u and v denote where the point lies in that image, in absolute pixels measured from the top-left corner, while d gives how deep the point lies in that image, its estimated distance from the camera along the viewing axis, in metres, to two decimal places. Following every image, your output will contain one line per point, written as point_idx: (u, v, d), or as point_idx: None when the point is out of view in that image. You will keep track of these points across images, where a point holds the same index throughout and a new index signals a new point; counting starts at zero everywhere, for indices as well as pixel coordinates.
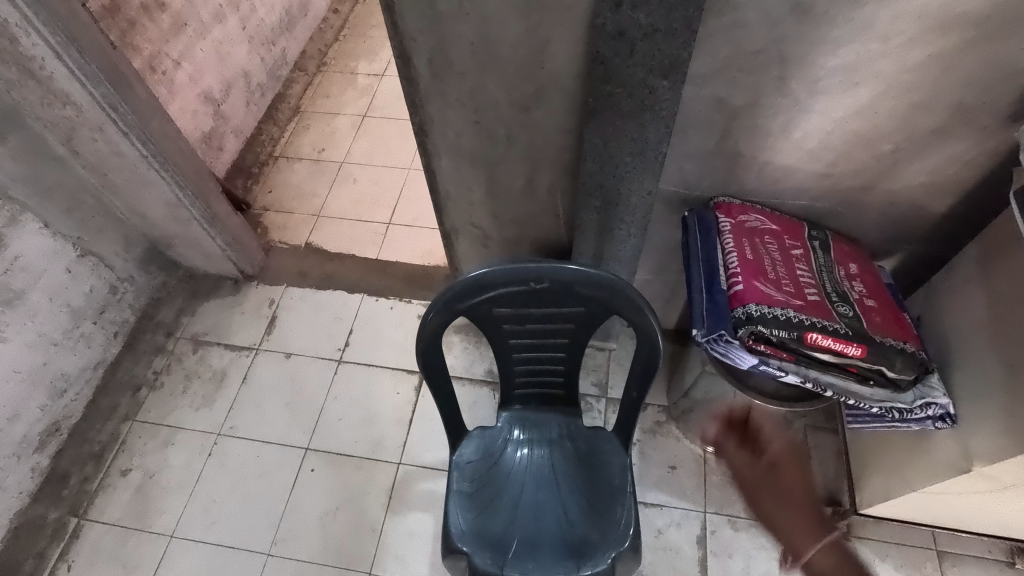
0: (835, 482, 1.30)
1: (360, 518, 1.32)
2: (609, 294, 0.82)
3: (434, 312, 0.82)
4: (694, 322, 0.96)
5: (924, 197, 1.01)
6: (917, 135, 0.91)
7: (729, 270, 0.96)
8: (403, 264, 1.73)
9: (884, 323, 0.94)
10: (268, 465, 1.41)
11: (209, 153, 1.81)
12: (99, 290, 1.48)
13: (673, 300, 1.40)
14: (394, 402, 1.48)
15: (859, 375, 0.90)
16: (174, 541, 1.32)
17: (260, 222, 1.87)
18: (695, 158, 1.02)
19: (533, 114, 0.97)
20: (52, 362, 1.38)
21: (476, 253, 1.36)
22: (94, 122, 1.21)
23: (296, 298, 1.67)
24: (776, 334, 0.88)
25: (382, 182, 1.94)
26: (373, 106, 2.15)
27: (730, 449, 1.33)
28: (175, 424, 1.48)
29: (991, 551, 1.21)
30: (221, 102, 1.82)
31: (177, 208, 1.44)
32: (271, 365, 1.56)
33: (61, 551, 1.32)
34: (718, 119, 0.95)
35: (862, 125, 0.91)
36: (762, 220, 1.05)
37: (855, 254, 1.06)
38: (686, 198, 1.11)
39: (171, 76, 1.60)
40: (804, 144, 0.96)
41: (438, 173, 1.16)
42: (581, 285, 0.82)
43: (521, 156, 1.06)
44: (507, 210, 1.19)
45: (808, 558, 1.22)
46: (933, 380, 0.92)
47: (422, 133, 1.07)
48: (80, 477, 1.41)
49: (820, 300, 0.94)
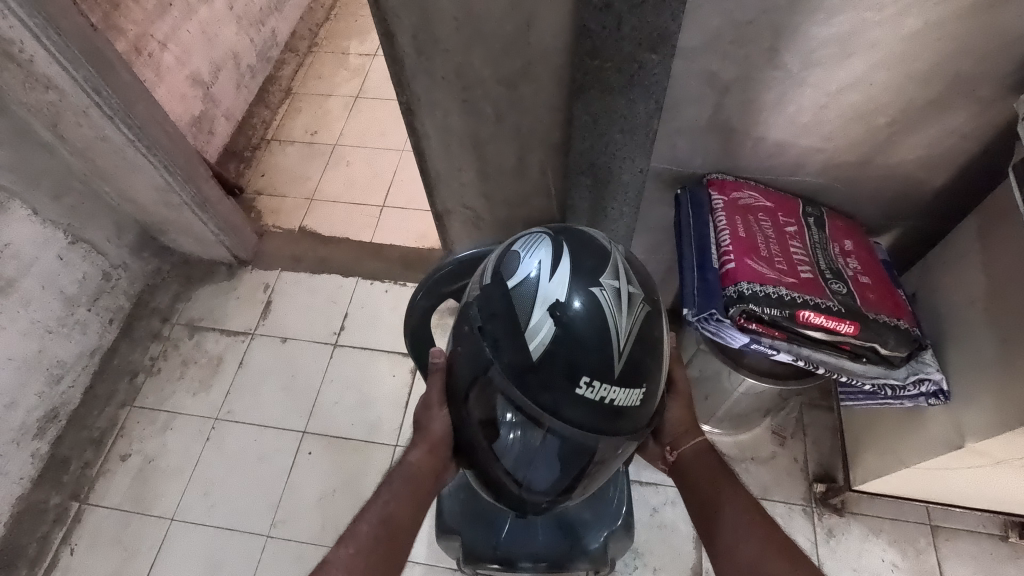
0: (830, 459, 1.31)
1: (358, 499, 1.34)
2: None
3: (420, 294, 0.81)
4: (686, 301, 0.95)
5: (921, 171, 0.99)
6: (914, 107, 0.89)
7: (721, 248, 0.95)
8: (397, 246, 1.72)
9: (878, 300, 0.93)
10: (266, 448, 1.42)
11: (199, 137, 1.79)
12: (92, 277, 1.47)
13: (668, 279, 1.39)
14: (390, 385, 1.49)
15: (852, 353, 0.89)
16: (174, 524, 1.33)
17: (254, 206, 1.86)
18: (687, 134, 1.01)
19: (521, 92, 0.95)
20: (48, 349, 1.38)
21: (469, 235, 1.35)
22: (79, 107, 1.19)
23: (291, 282, 1.67)
24: (768, 312, 0.87)
25: (375, 164, 1.92)
26: (365, 87, 2.12)
27: (725, 427, 1.33)
28: (173, 409, 1.49)
29: (984, 525, 1.22)
30: (210, 84, 1.80)
31: (167, 193, 1.43)
32: (267, 350, 1.56)
33: (63, 535, 1.34)
34: (710, 94, 0.93)
35: (857, 98, 0.89)
36: (756, 197, 1.03)
37: (850, 230, 1.05)
38: (679, 175, 1.10)
39: (158, 58, 1.58)
40: (798, 118, 0.94)
41: (428, 154, 1.14)
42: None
43: (511, 135, 1.04)
44: (499, 190, 1.18)
45: (802, 533, 1.23)
46: (926, 356, 0.91)
47: (410, 113, 1.06)
48: (80, 462, 1.42)
49: (813, 277, 0.93)
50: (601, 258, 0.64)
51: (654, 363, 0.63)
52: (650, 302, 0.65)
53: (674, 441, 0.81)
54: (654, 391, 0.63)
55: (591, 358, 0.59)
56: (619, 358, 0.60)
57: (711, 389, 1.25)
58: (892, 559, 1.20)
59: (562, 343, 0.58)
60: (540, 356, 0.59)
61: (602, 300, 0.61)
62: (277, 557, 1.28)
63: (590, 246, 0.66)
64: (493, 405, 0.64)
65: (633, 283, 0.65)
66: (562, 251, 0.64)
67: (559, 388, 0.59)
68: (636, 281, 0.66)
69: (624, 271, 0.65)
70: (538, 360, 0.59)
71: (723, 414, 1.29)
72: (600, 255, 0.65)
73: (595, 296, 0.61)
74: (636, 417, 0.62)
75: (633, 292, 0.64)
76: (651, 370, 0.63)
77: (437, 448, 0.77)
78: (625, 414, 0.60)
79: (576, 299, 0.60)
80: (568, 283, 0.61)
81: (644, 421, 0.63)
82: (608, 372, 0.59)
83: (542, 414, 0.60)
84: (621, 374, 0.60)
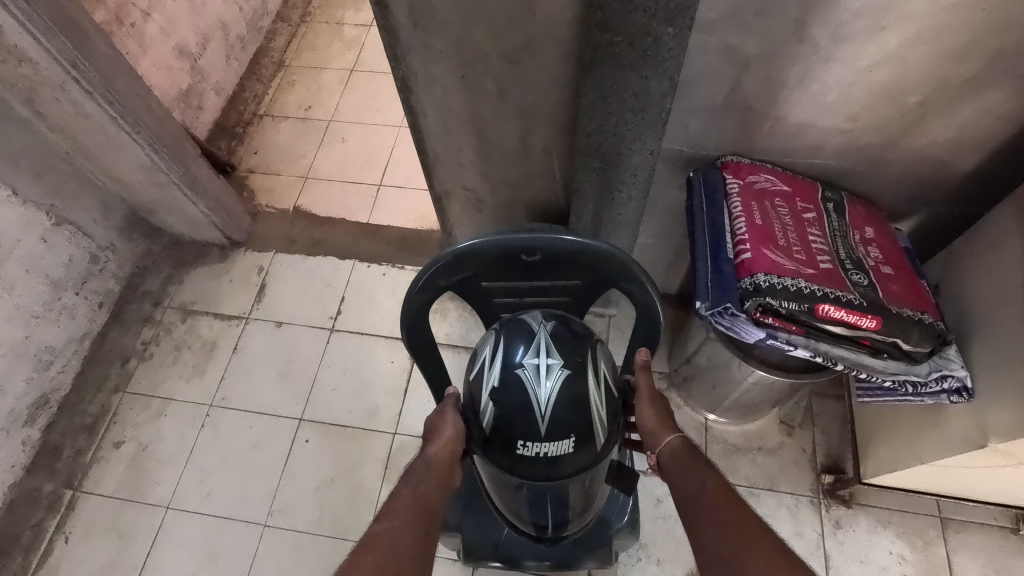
0: (838, 449, 1.28)
1: (356, 488, 1.31)
2: (607, 265, 0.76)
3: (417, 286, 0.76)
4: (698, 293, 0.90)
5: (950, 155, 0.93)
6: (948, 85, 0.83)
7: (736, 236, 0.90)
8: (395, 227, 1.67)
9: (901, 292, 0.88)
10: (262, 436, 1.39)
11: (188, 113, 1.72)
12: (78, 260, 1.42)
13: (676, 264, 1.34)
14: (388, 371, 1.45)
15: (872, 348, 0.85)
16: (170, 513, 1.31)
17: (247, 185, 1.79)
18: (702, 113, 0.94)
19: (525, 67, 0.89)
20: (35, 335, 1.34)
21: (469, 218, 1.29)
22: (55, 81, 1.13)
23: (285, 265, 1.61)
24: (786, 306, 0.82)
25: (372, 141, 1.85)
26: (360, 59, 2.03)
27: (732, 417, 1.30)
28: (167, 395, 1.45)
29: (996, 518, 1.19)
30: (198, 56, 1.72)
31: (154, 172, 1.37)
32: (262, 334, 1.52)
33: (57, 523, 1.32)
34: (728, 70, 0.86)
35: (887, 75, 0.83)
36: (773, 180, 0.97)
37: (871, 217, 0.99)
38: (692, 157, 1.04)
39: (140, 28, 1.50)
40: (821, 97, 0.88)
41: (425, 134, 1.08)
42: (576, 256, 0.76)
43: (513, 113, 0.98)
44: (501, 172, 1.12)
45: (809, 525, 1.21)
46: (951, 352, 0.87)
47: (406, 90, 0.99)
48: (73, 449, 1.39)
49: (833, 268, 0.88)
50: (523, 337, 0.69)
51: (588, 411, 0.67)
52: (579, 358, 0.68)
53: (652, 444, 0.81)
54: (593, 436, 0.67)
55: (521, 427, 0.66)
56: (544, 421, 0.65)
57: (719, 378, 1.21)
58: (900, 551, 1.17)
59: (503, 417, 0.66)
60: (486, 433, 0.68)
61: (525, 379, 0.66)
62: (274, 546, 1.26)
63: (521, 321, 0.71)
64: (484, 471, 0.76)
65: (560, 348, 0.68)
66: (497, 339, 0.70)
67: (503, 458, 0.67)
68: (563, 343, 0.68)
69: (547, 342, 0.68)
70: (488, 435, 0.68)
71: (731, 403, 1.25)
72: (525, 333, 0.69)
73: (518, 376, 0.66)
74: (580, 464, 0.67)
75: (557, 358, 0.67)
76: (587, 420, 0.66)
77: (452, 444, 0.76)
78: (563, 465, 0.66)
79: (503, 382, 0.67)
80: (500, 371, 0.68)
81: (592, 462, 0.68)
82: (537, 436, 0.65)
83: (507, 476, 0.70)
84: (550, 434, 0.65)
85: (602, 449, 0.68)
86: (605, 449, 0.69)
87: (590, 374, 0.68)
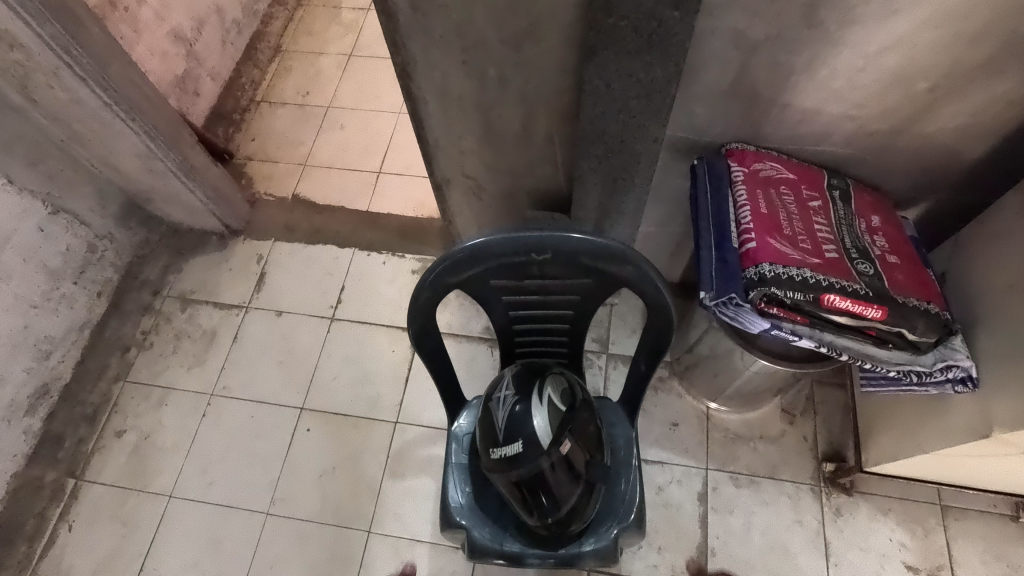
0: (840, 438, 1.28)
1: (358, 477, 1.31)
2: (619, 267, 0.75)
3: (425, 283, 0.75)
4: (702, 283, 0.89)
5: (958, 142, 0.91)
6: (959, 70, 0.81)
7: (742, 225, 0.89)
8: (395, 215, 1.65)
9: (907, 282, 0.87)
10: (264, 425, 1.39)
11: (184, 99, 1.70)
12: (76, 249, 1.41)
13: (679, 253, 1.32)
14: (390, 360, 1.45)
15: (877, 338, 0.84)
16: (173, 502, 1.31)
17: (245, 172, 1.77)
18: (707, 100, 0.93)
19: (527, 53, 0.87)
20: (34, 324, 1.33)
21: (470, 206, 1.28)
22: (48, 67, 1.11)
23: (284, 254, 1.60)
24: (791, 296, 0.81)
25: (371, 127, 1.82)
26: (359, 44, 2.00)
27: (733, 405, 1.30)
28: (168, 384, 1.45)
29: (996, 506, 1.19)
30: (193, 41, 1.69)
31: (150, 160, 1.35)
32: (262, 323, 1.51)
33: (61, 512, 1.32)
34: (735, 56, 0.84)
35: (897, 60, 0.81)
36: (778, 168, 0.96)
37: (878, 206, 0.98)
38: (696, 144, 1.02)
39: (134, 12, 1.47)
40: (829, 83, 0.86)
41: (426, 121, 1.07)
42: (588, 257, 0.75)
43: (515, 100, 0.96)
44: (503, 160, 1.11)
45: (809, 513, 1.21)
46: (956, 342, 0.86)
47: (405, 76, 0.97)
48: (75, 438, 1.39)
49: (839, 258, 0.87)
50: (495, 382, 0.83)
51: (534, 421, 0.74)
52: (529, 383, 0.78)
53: None
54: (536, 437, 0.73)
55: (489, 438, 0.78)
56: (502, 429, 0.76)
57: (721, 367, 1.21)
58: (900, 539, 1.18)
59: (514, 434, 0.74)
60: (503, 455, 0.75)
61: (492, 407, 0.79)
62: (276, 535, 1.26)
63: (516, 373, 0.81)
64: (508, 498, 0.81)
65: (516, 382, 0.80)
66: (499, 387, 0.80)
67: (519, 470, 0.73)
68: (520, 377, 0.80)
69: (508, 379, 0.81)
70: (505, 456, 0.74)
71: (732, 392, 1.25)
72: (499, 378, 0.84)
73: (489, 404, 0.80)
74: (533, 463, 0.72)
75: (512, 389, 0.78)
76: (533, 426, 0.73)
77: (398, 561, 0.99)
78: (516, 465, 0.73)
79: (483, 412, 0.81)
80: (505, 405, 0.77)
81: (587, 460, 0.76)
82: (497, 441, 0.76)
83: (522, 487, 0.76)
84: (504, 437, 0.75)
85: (550, 449, 0.72)
86: (552, 447, 0.72)
87: (535, 395, 0.76)
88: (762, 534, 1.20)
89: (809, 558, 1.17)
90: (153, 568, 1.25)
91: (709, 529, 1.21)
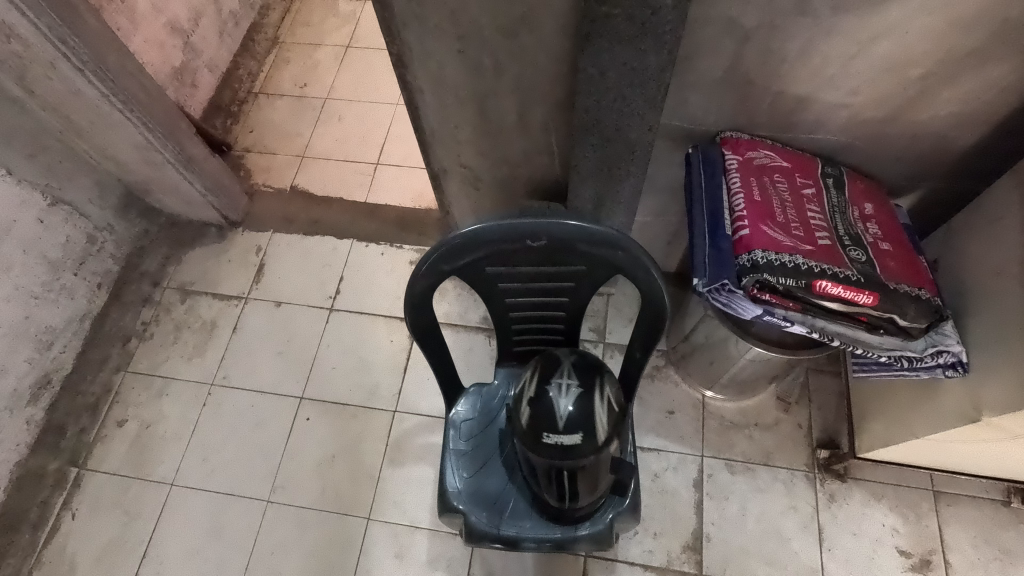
0: (834, 425, 1.29)
1: (357, 465, 1.33)
2: (613, 252, 0.76)
3: (422, 270, 0.76)
4: (695, 270, 0.90)
5: (951, 130, 0.92)
6: (952, 57, 0.82)
7: (735, 213, 0.90)
8: (393, 206, 1.66)
9: (899, 268, 0.88)
10: (263, 414, 1.40)
11: (182, 90, 1.70)
12: (75, 241, 1.42)
13: (675, 242, 1.33)
14: (388, 350, 1.46)
15: (869, 324, 0.85)
16: (174, 490, 1.33)
17: (243, 164, 1.78)
18: (702, 89, 0.93)
19: (522, 42, 0.88)
20: (35, 315, 1.34)
21: (467, 196, 1.28)
22: (45, 58, 1.11)
23: (283, 245, 1.61)
24: (783, 282, 0.82)
25: (369, 119, 1.83)
26: (356, 36, 2.00)
27: (729, 393, 1.31)
28: (168, 374, 1.46)
29: (988, 491, 1.21)
30: (190, 33, 1.69)
31: (148, 151, 1.36)
32: (261, 314, 1.52)
33: (64, 500, 1.34)
34: (729, 43, 0.85)
35: (890, 47, 0.82)
36: (772, 156, 0.97)
37: (871, 193, 0.99)
38: (691, 133, 1.03)
39: (131, 3, 1.47)
40: (822, 70, 0.86)
41: (422, 111, 1.07)
42: (583, 242, 0.75)
43: (510, 89, 0.96)
44: (499, 149, 1.11)
45: (803, 499, 1.22)
46: (947, 327, 0.87)
47: (401, 65, 0.98)
48: (77, 428, 1.41)
49: (831, 245, 0.88)
50: (548, 360, 0.78)
51: (596, 418, 0.73)
52: (592, 377, 0.76)
53: None
54: (596, 433, 0.73)
55: (538, 428, 0.74)
56: (562, 418, 0.73)
57: (716, 355, 1.22)
58: (893, 524, 1.19)
59: (574, 429, 0.73)
60: (558, 448, 0.73)
61: (549, 390, 0.75)
62: (277, 522, 1.28)
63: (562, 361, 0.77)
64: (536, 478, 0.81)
65: (577, 370, 0.77)
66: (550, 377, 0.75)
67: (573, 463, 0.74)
68: (580, 367, 0.77)
69: (569, 365, 0.77)
70: (561, 449, 0.73)
71: (728, 380, 1.26)
72: (551, 358, 0.79)
73: (543, 386, 0.76)
74: (586, 456, 0.73)
75: (574, 378, 0.75)
76: (590, 423, 0.73)
77: None
78: (574, 457, 0.73)
79: (535, 392, 0.76)
80: (562, 399, 0.74)
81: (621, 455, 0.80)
82: (555, 428, 0.73)
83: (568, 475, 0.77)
84: (566, 426, 0.73)
85: (603, 444, 0.74)
86: (607, 444, 0.74)
87: (594, 392, 0.75)
88: (757, 519, 1.21)
89: (803, 543, 1.19)
90: (155, 555, 1.27)
91: (705, 515, 1.22)
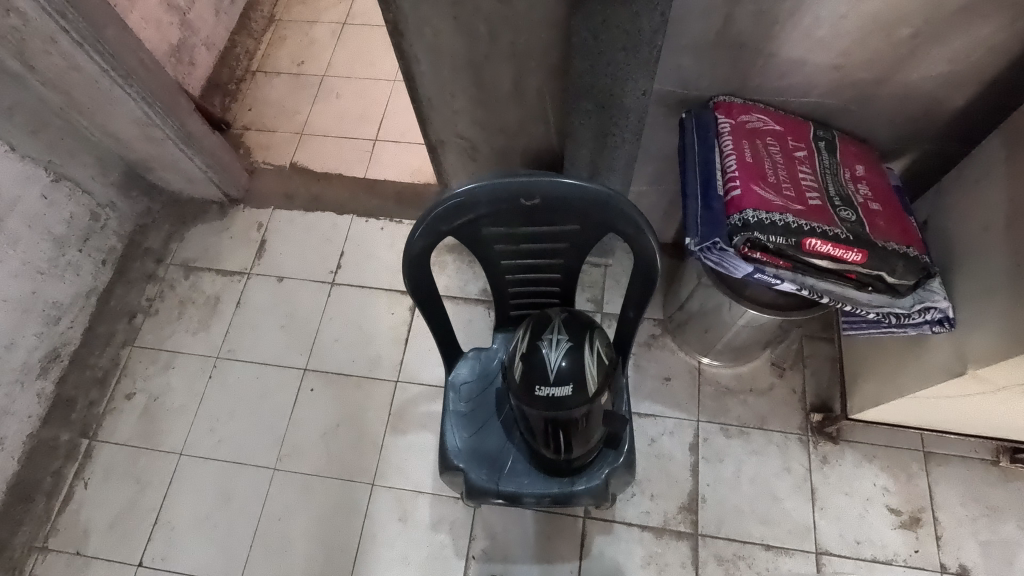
0: (827, 390, 1.32)
1: (360, 434, 1.36)
2: (606, 211, 0.77)
3: (419, 231, 0.78)
4: (688, 231, 0.93)
5: (942, 90, 0.93)
6: (940, 15, 0.83)
7: (727, 174, 0.92)
8: (392, 182, 1.67)
9: (888, 227, 0.90)
10: (268, 386, 1.43)
11: (180, 68, 1.70)
12: (79, 217, 1.44)
13: (671, 212, 1.35)
14: (389, 322, 1.48)
15: (857, 282, 0.87)
16: (183, 459, 1.36)
17: (242, 142, 1.79)
18: (695, 52, 0.94)
19: (516, 7, 0.88)
20: (42, 290, 1.37)
21: (464, 167, 1.30)
22: (44, 33, 1.12)
23: (284, 221, 1.63)
24: (774, 241, 0.84)
25: (367, 95, 1.83)
26: (352, 13, 2.00)
27: (724, 360, 1.34)
28: (174, 348, 1.49)
29: (977, 451, 1.24)
30: (186, 10, 1.69)
31: (148, 128, 1.37)
32: (264, 289, 1.54)
33: (76, 470, 1.38)
34: (720, 5, 0.86)
35: (879, 6, 0.83)
36: (765, 120, 0.98)
37: (862, 155, 1.00)
38: (685, 98, 1.04)
39: None
40: (813, 31, 0.88)
41: (418, 80, 1.08)
42: (576, 202, 0.77)
43: (505, 56, 0.98)
44: (495, 118, 1.12)
45: (797, 461, 1.25)
46: (934, 284, 0.89)
47: (397, 33, 0.99)
48: (86, 401, 1.44)
49: (822, 204, 0.90)
50: (540, 319, 0.82)
51: (585, 370, 0.77)
52: (582, 333, 0.80)
53: None
54: (586, 385, 0.77)
55: (530, 381, 0.78)
56: (553, 370, 0.77)
57: (711, 322, 1.24)
58: (884, 484, 1.22)
59: (561, 381, 0.77)
60: (548, 398, 0.77)
61: (541, 346, 0.78)
62: (284, 488, 1.32)
63: (550, 320, 0.81)
64: (535, 430, 0.85)
65: (567, 327, 0.80)
66: (538, 334, 0.79)
67: (563, 411, 0.78)
68: (570, 323, 0.80)
69: (559, 321, 0.80)
70: (549, 399, 0.77)
71: (723, 346, 1.28)
72: (542, 317, 0.82)
73: (535, 343, 0.79)
74: (576, 406, 0.77)
75: (565, 334, 0.79)
76: (578, 375, 0.77)
77: None
78: (564, 407, 0.77)
79: (527, 348, 0.79)
80: (546, 353, 0.77)
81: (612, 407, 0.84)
82: (546, 380, 0.77)
83: (558, 424, 0.81)
84: (556, 379, 0.77)
85: (592, 395, 0.77)
86: (595, 395, 0.78)
87: (583, 347, 0.78)
88: (751, 481, 1.24)
89: (796, 503, 1.22)
90: (166, 522, 1.30)
91: (700, 477, 1.25)
